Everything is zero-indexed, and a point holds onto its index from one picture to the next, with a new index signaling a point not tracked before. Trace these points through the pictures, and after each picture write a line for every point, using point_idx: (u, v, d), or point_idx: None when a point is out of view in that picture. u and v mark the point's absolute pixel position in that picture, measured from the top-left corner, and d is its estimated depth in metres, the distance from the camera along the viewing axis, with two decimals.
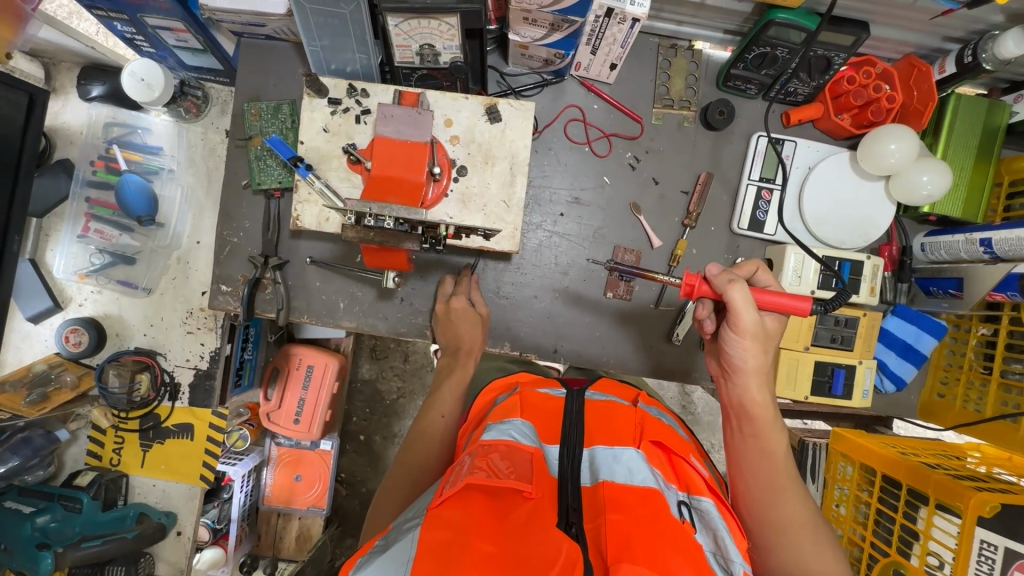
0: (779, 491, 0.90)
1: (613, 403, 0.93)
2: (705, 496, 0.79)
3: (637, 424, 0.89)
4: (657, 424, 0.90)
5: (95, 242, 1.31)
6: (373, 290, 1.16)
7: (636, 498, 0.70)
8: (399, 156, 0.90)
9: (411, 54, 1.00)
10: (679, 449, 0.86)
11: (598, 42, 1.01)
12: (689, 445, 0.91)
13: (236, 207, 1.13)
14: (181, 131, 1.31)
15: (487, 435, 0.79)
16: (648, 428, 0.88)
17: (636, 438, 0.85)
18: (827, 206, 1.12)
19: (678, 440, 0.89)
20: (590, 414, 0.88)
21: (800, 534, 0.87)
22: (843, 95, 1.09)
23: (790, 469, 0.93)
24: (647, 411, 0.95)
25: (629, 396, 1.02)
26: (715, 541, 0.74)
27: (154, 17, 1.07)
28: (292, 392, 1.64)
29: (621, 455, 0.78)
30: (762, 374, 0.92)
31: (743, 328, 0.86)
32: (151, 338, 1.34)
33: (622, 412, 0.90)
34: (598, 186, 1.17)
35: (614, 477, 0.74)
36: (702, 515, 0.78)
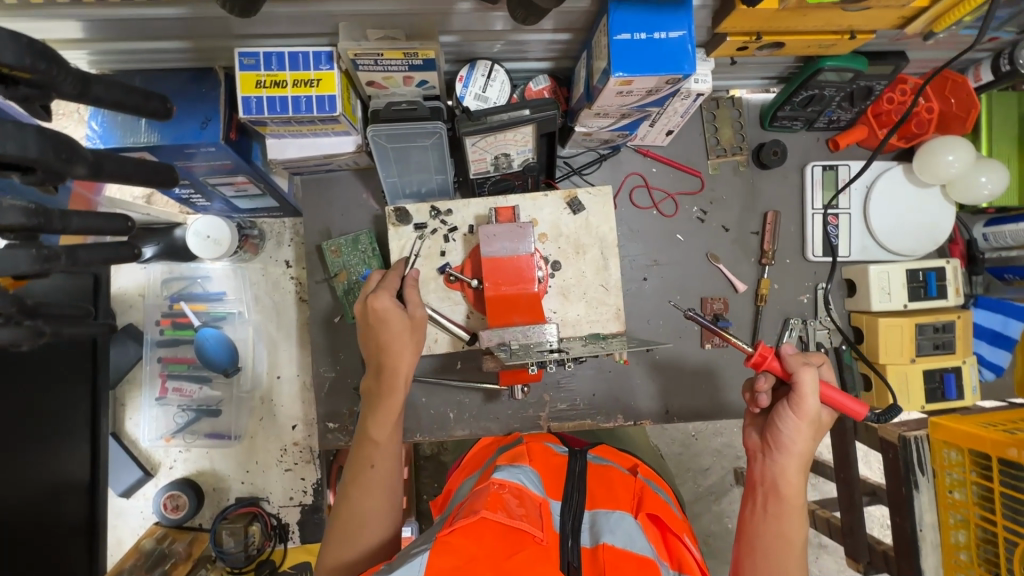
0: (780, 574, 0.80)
1: (612, 469, 0.82)
2: None
3: (634, 486, 0.79)
4: (656, 495, 0.78)
5: (176, 401, 1.28)
6: (479, 394, 1.16)
7: (634, 567, 0.60)
8: (508, 272, 0.91)
9: (486, 164, 1.01)
10: (675, 525, 0.74)
11: (658, 117, 1.04)
12: (684, 523, 0.78)
13: (329, 343, 1.12)
14: (242, 271, 1.30)
15: (497, 472, 0.71)
16: (646, 498, 0.76)
17: (631, 507, 0.74)
18: (894, 219, 1.17)
19: (673, 515, 0.76)
20: (592, 479, 0.78)
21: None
22: (884, 114, 1.14)
23: (802, 568, 0.81)
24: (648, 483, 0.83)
25: (630, 462, 0.91)
26: None
27: (216, 176, 1.07)
28: None
29: (620, 519, 0.68)
30: (800, 463, 0.84)
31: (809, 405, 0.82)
32: (250, 484, 1.30)
33: (618, 477, 0.80)
34: (673, 245, 1.19)
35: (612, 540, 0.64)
36: None
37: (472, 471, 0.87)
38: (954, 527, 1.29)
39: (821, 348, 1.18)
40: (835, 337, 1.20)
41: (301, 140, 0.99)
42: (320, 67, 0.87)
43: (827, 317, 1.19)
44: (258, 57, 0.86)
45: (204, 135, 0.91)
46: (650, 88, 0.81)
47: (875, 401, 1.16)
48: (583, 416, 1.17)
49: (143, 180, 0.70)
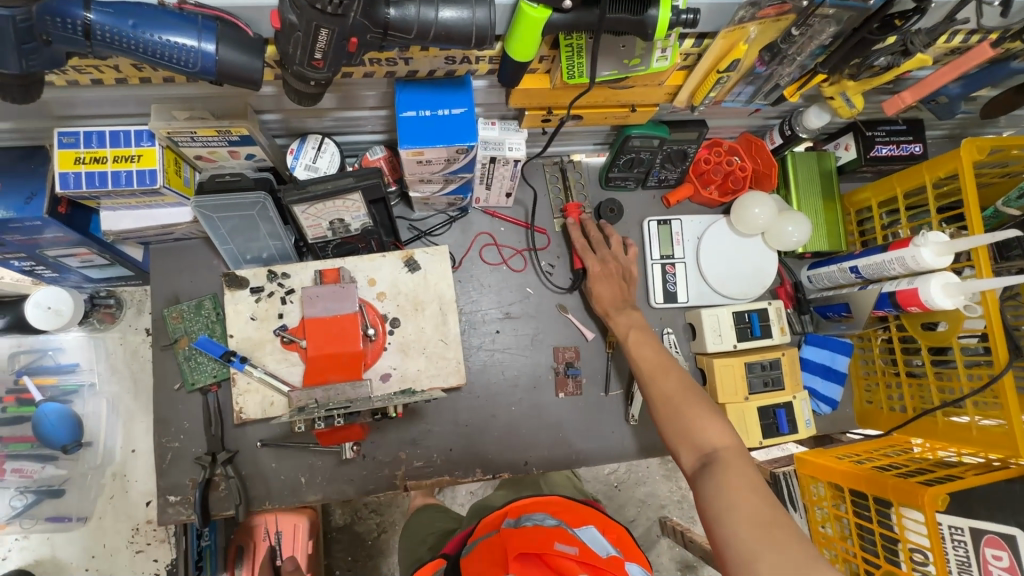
0: (656, 377, 1.03)
1: (484, 544, 0.79)
2: None
3: (498, 549, 0.76)
4: (520, 533, 0.77)
5: (14, 484, 1.18)
6: (332, 456, 1.14)
7: None
8: (332, 332, 0.94)
9: (323, 229, 1.06)
10: (538, 544, 0.74)
11: (490, 180, 1.13)
12: (559, 529, 0.79)
13: (172, 411, 1.10)
14: (98, 341, 1.29)
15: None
16: (512, 541, 0.75)
17: (502, 564, 0.73)
18: (723, 267, 1.27)
19: (536, 532, 0.76)
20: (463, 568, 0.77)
21: (678, 403, 0.96)
22: (704, 173, 1.27)
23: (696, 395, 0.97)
24: (522, 524, 0.81)
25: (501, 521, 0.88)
26: None
27: (56, 248, 1.07)
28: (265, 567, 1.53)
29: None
30: (619, 296, 1.17)
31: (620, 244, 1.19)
32: (95, 571, 1.23)
33: (484, 547, 0.78)
34: (524, 298, 1.25)
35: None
36: None
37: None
38: (831, 564, 1.37)
39: None
40: None
41: (136, 211, 1.02)
42: (141, 144, 0.91)
43: (673, 361, 1.26)
44: (78, 136, 0.90)
45: (27, 210, 0.93)
46: (447, 157, 0.89)
47: None
48: (439, 472, 1.17)
49: None
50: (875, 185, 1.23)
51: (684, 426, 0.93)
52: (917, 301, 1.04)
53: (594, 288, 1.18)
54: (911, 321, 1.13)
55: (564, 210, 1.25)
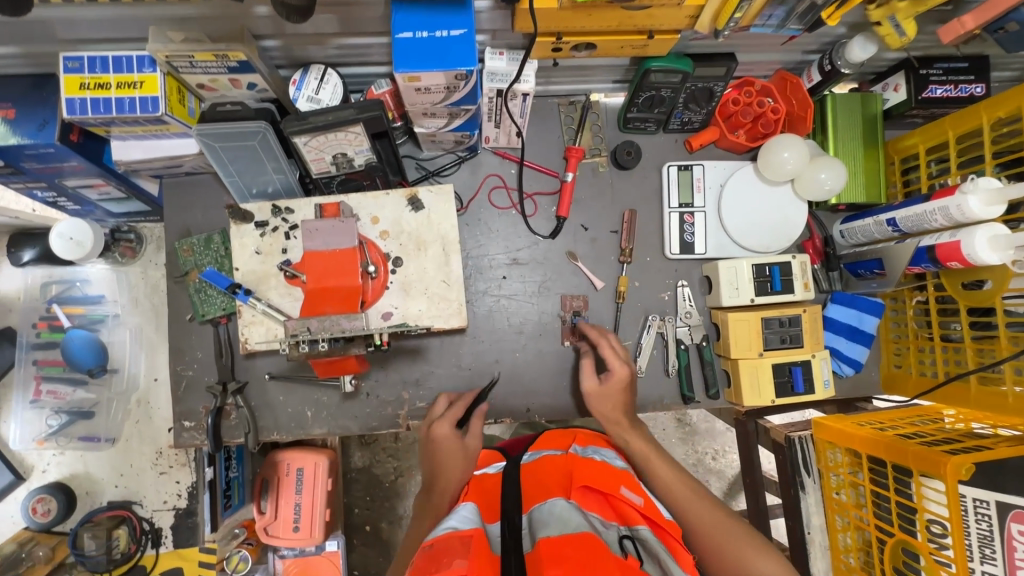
0: (683, 506, 0.93)
1: (548, 460, 0.96)
2: (642, 525, 0.78)
3: (567, 473, 0.89)
4: (587, 465, 0.90)
5: (50, 404, 1.27)
6: (337, 392, 1.16)
7: (574, 542, 0.66)
8: (330, 265, 0.92)
9: (326, 164, 1.04)
10: (608, 485, 0.85)
11: (499, 117, 1.09)
12: (624, 476, 0.90)
13: (186, 341, 1.14)
14: (120, 274, 1.33)
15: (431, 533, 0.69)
16: (578, 473, 0.87)
17: (566, 487, 0.85)
18: (746, 216, 1.19)
19: (609, 472, 0.88)
20: (527, 479, 0.90)
21: (719, 535, 0.88)
22: (733, 116, 1.18)
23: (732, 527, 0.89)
24: (584, 455, 0.96)
25: (566, 444, 1.05)
26: (660, 565, 0.71)
27: (74, 179, 1.09)
28: (285, 499, 1.61)
29: (552, 506, 0.77)
30: (621, 410, 1.06)
31: (609, 361, 1.08)
32: (123, 488, 1.31)
33: (553, 466, 0.92)
34: (533, 244, 1.21)
35: (547, 528, 0.71)
36: (645, 544, 0.75)
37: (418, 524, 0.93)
38: (841, 530, 1.35)
39: (681, 345, 1.20)
40: (695, 334, 1.21)
41: (145, 142, 1.03)
42: (142, 70, 0.91)
43: (686, 314, 1.20)
44: (82, 61, 0.90)
45: (40, 136, 0.95)
46: (445, 84, 0.85)
47: (733, 397, 1.17)
48: None
49: None
50: (925, 130, 1.11)
51: (734, 560, 0.85)
52: (958, 257, 0.95)
53: (620, 436, 1.04)
54: (951, 280, 1.04)
55: (566, 154, 1.18)
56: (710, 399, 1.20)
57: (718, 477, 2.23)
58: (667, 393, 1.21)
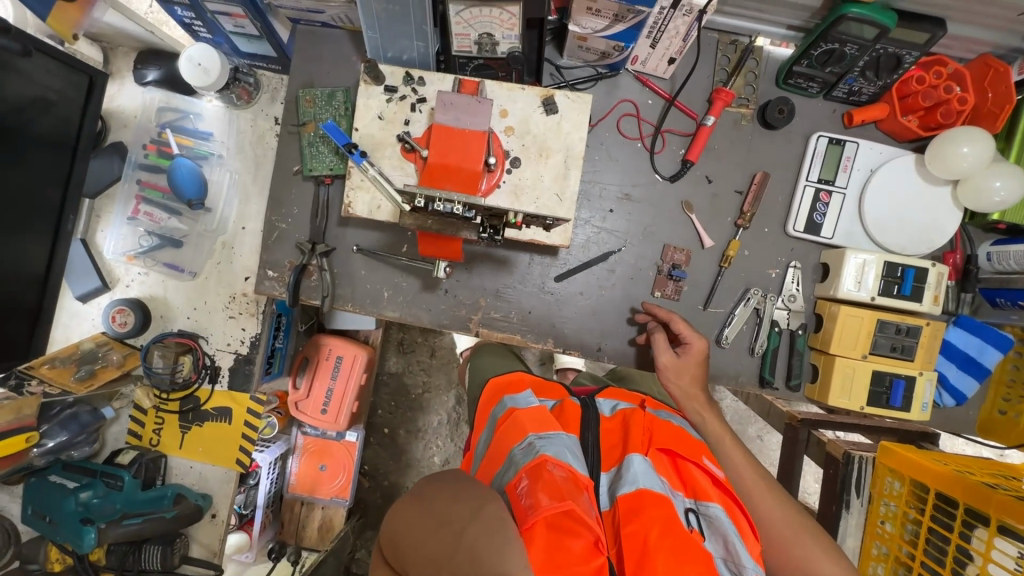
0: (752, 495, 1.00)
1: (623, 412, 0.96)
2: (713, 503, 0.81)
3: (646, 429, 0.91)
4: (667, 428, 0.93)
5: (145, 225, 1.33)
6: (417, 281, 1.16)
7: (656, 509, 0.74)
8: (455, 145, 0.90)
9: (470, 43, 0.99)
10: (687, 453, 0.89)
11: (659, 35, 0.99)
12: (702, 447, 0.93)
13: (286, 194, 1.14)
14: (232, 117, 1.33)
15: (546, 449, 0.78)
16: (658, 433, 0.90)
17: (644, 445, 0.88)
18: (890, 209, 1.08)
19: (688, 442, 0.91)
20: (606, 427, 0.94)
21: (790, 534, 0.94)
22: (910, 96, 1.06)
23: (795, 521, 0.96)
24: (656, 415, 0.98)
25: (638, 400, 1.06)
26: (725, 547, 0.77)
27: (215, 2, 1.08)
28: (320, 381, 1.66)
29: (630, 463, 0.82)
30: (698, 384, 1.08)
31: (688, 336, 1.06)
32: (194, 321, 1.35)
33: (634, 418, 0.93)
34: (649, 184, 1.14)
35: (626, 486, 0.78)
36: (711, 520, 0.80)
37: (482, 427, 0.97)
38: (874, 559, 1.30)
39: (775, 326, 1.13)
40: (793, 320, 1.13)
41: None
42: None
43: (790, 297, 1.13)
44: None
45: None
46: None
47: (815, 393, 1.10)
48: (514, 330, 1.16)
49: None
50: None
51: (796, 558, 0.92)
52: None
53: (696, 412, 1.09)
54: None
55: (713, 94, 1.09)
56: (789, 389, 1.14)
57: None
58: (745, 371, 1.15)
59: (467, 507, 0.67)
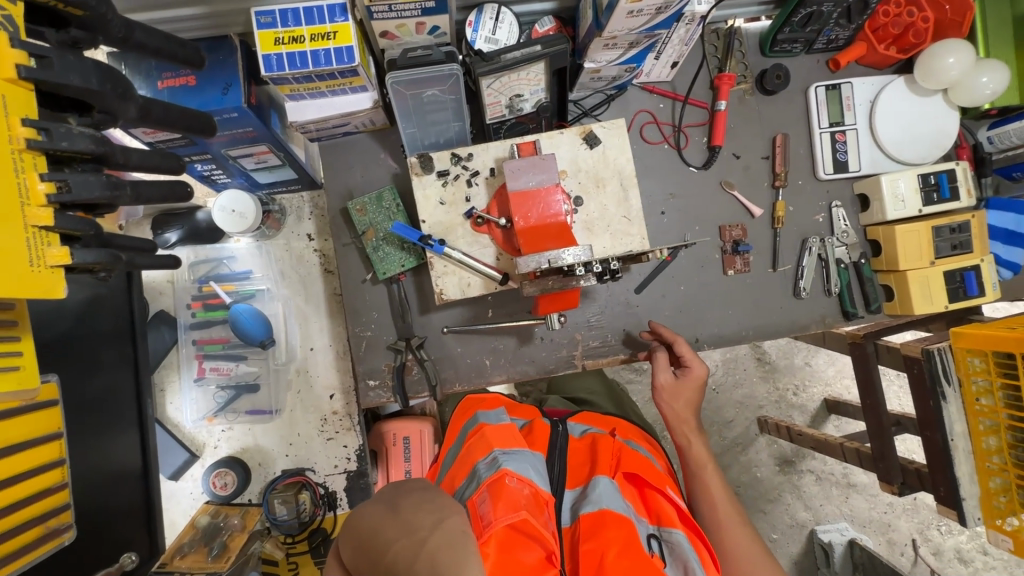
0: (722, 523, 1.04)
1: (594, 437, 1.13)
2: (674, 529, 0.94)
3: (616, 457, 1.07)
4: (634, 455, 1.07)
5: (214, 381, 1.30)
6: (512, 339, 1.18)
7: (615, 527, 0.87)
8: (536, 205, 0.93)
9: (501, 108, 1.04)
10: (655, 483, 1.03)
11: (663, 48, 1.07)
12: (666, 476, 1.07)
13: (361, 303, 1.15)
14: (265, 248, 1.32)
15: (509, 464, 0.92)
16: (626, 460, 1.05)
17: (613, 469, 1.03)
18: (900, 128, 1.18)
19: (654, 472, 1.05)
20: (575, 451, 1.12)
21: (747, 563, 0.97)
22: (881, 28, 1.16)
23: (757, 551, 0.99)
24: (626, 443, 1.13)
25: (609, 428, 1.22)
26: (684, 569, 0.88)
27: (236, 148, 1.09)
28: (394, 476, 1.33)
29: (597, 486, 0.96)
30: (692, 408, 1.14)
31: (689, 361, 1.11)
32: (294, 457, 1.33)
33: (603, 444, 1.09)
34: (687, 177, 1.22)
35: (591, 506, 0.92)
36: (673, 544, 0.92)
37: (454, 441, 1.12)
38: (985, 433, 1.41)
39: (841, 264, 1.21)
40: (853, 252, 1.22)
41: (319, 100, 1.01)
42: (334, 20, 0.89)
43: (844, 233, 1.22)
44: (274, 15, 0.88)
45: (226, 100, 0.94)
46: (660, 4, 0.85)
47: (897, 309, 1.19)
48: (616, 351, 1.20)
49: (185, 130, 0.69)
50: None
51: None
52: None
53: (683, 435, 1.14)
54: None
55: (716, 81, 1.17)
56: (872, 313, 1.22)
57: (801, 411, 2.18)
58: (828, 311, 1.23)
59: (430, 517, 0.63)
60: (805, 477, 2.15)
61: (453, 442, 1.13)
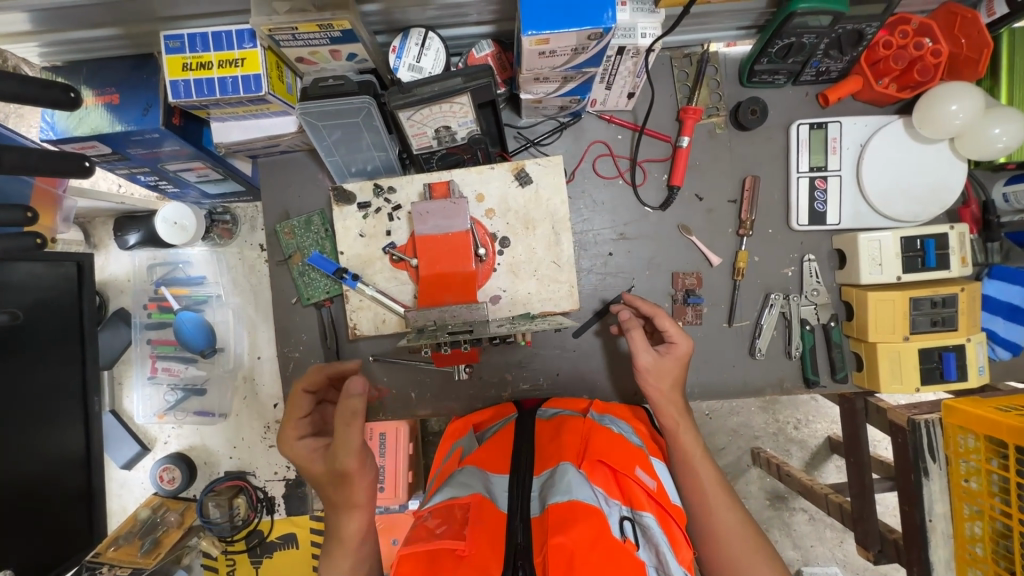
0: (711, 500, 0.87)
1: (561, 421, 0.94)
2: (645, 511, 0.76)
3: (582, 438, 0.87)
4: (607, 435, 0.87)
5: (166, 380, 1.35)
6: (440, 374, 1.14)
7: (575, 517, 0.69)
8: (444, 250, 0.89)
9: (428, 139, 0.97)
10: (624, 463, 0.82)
11: (612, 79, 0.96)
12: (640, 453, 0.87)
13: (290, 323, 1.14)
14: (220, 255, 1.34)
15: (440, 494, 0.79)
16: (593, 442, 0.85)
17: (580, 456, 0.83)
18: (891, 179, 1.04)
19: (624, 449, 0.85)
20: (542, 436, 0.91)
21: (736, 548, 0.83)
22: (881, 61, 1.00)
23: (749, 530, 0.85)
24: (599, 422, 0.93)
25: (582, 408, 1.01)
26: (658, 556, 0.71)
27: (174, 163, 1.09)
28: None
29: (562, 473, 0.77)
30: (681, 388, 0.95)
31: (671, 335, 0.96)
32: (237, 459, 1.37)
33: (568, 428, 0.90)
34: (641, 217, 1.12)
35: (559, 496, 0.73)
36: (646, 530, 0.74)
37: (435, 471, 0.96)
38: (969, 518, 1.15)
39: (806, 325, 1.09)
40: (822, 313, 1.10)
41: (244, 122, 0.99)
42: (243, 46, 0.85)
43: (813, 292, 1.09)
44: (182, 39, 0.86)
45: (145, 121, 0.94)
46: (574, 46, 0.76)
47: (865, 381, 1.07)
48: (547, 395, 1.14)
49: (50, 173, 0.68)
50: None
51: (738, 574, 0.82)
52: None
53: (670, 418, 0.93)
54: None
55: (681, 114, 1.06)
56: (837, 382, 1.10)
57: (800, 448, 1.96)
58: (788, 376, 1.11)
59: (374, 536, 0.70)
60: (797, 516, 1.98)
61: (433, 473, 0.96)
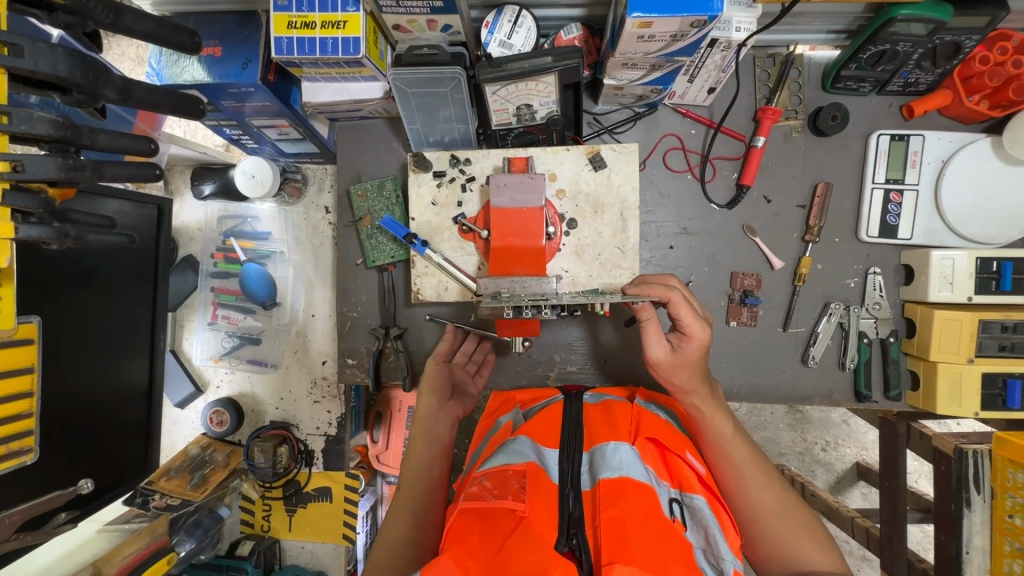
0: (745, 482, 0.86)
1: (604, 402, 0.93)
2: (696, 493, 0.75)
3: (632, 421, 0.86)
4: (655, 420, 0.87)
5: (224, 327, 1.42)
6: (490, 347, 1.17)
7: (633, 493, 0.68)
8: (516, 224, 0.91)
9: (508, 115, 0.99)
10: (674, 445, 0.83)
11: (696, 72, 0.97)
12: (686, 440, 0.87)
13: (352, 284, 1.18)
14: (286, 214, 1.39)
15: (487, 459, 0.77)
16: (645, 425, 0.85)
17: (631, 434, 0.83)
18: (970, 199, 1.02)
19: (674, 435, 0.85)
20: (590, 416, 0.89)
21: (781, 526, 0.83)
22: (974, 77, 0.97)
23: (792, 508, 0.84)
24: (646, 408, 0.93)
25: (626, 395, 1.01)
26: (707, 539, 0.71)
27: (260, 119, 1.14)
28: (397, 435, 1.47)
29: (614, 450, 0.75)
30: (700, 378, 0.89)
31: (687, 327, 0.88)
32: (283, 410, 1.42)
33: (619, 410, 0.88)
34: (706, 213, 1.12)
35: (609, 471, 0.71)
36: (695, 512, 0.74)
37: (478, 444, 0.95)
38: (1010, 556, 1.06)
39: (864, 338, 1.08)
40: (882, 328, 1.08)
41: (333, 84, 1.02)
42: (346, 9, 0.88)
43: (874, 305, 1.08)
44: None
45: (244, 75, 0.98)
46: (675, 32, 0.77)
47: (919, 402, 1.05)
48: (592, 380, 1.15)
49: (171, 111, 0.72)
50: None
51: (786, 548, 0.81)
52: None
53: (694, 406, 0.89)
54: None
55: (759, 113, 1.05)
56: (889, 400, 1.09)
57: (826, 469, 1.92)
58: (839, 387, 1.10)
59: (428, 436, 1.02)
60: None
61: (477, 445, 0.96)
